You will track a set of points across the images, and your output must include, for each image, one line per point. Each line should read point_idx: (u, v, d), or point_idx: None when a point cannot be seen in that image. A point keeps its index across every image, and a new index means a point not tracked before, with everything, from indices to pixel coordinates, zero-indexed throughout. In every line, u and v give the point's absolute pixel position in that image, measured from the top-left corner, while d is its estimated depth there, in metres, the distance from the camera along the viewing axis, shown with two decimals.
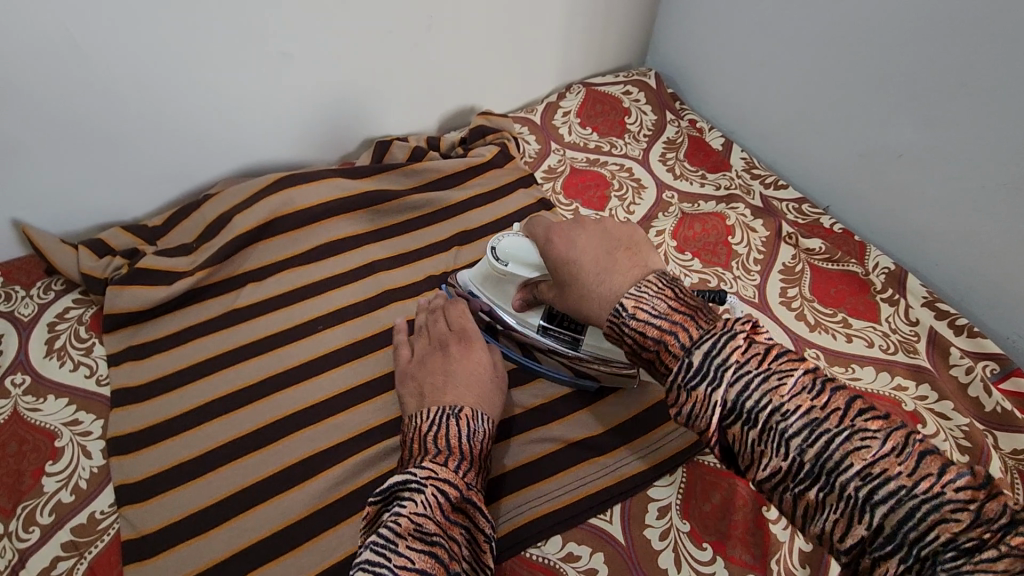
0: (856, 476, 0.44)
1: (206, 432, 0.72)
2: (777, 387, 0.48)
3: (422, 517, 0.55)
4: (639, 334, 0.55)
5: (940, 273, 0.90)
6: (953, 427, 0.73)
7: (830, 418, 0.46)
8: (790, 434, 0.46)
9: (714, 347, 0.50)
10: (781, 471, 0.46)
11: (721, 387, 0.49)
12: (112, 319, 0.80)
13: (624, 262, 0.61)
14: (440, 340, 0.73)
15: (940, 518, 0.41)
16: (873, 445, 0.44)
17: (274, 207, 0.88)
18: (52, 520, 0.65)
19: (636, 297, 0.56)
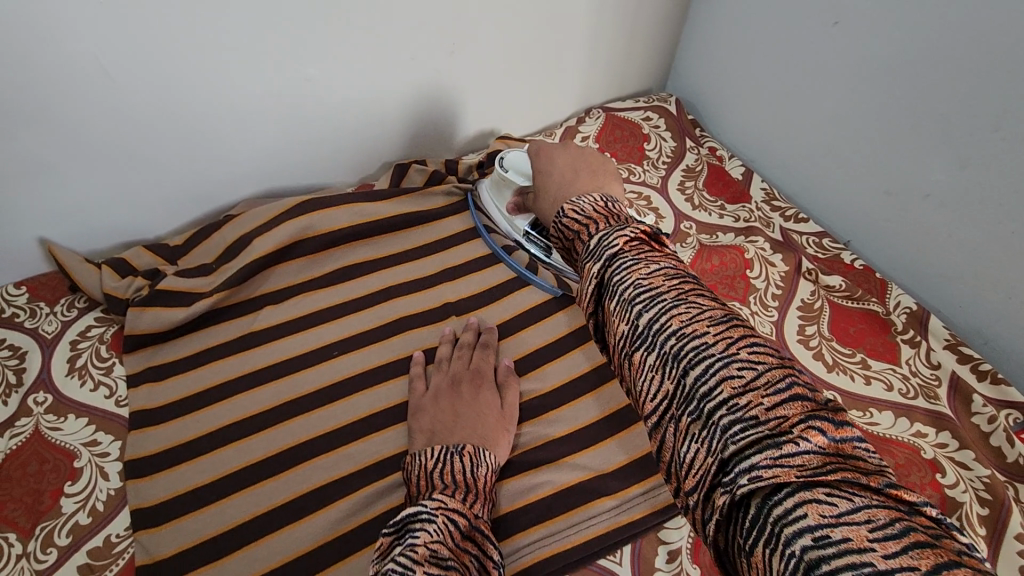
0: (672, 335, 0.46)
1: (221, 458, 0.72)
2: (642, 268, 0.51)
3: (437, 544, 0.52)
4: (566, 229, 0.63)
5: (964, 314, 0.88)
6: (973, 478, 0.72)
7: (669, 292, 0.49)
8: (635, 300, 0.49)
9: (606, 237, 0.55)
10: (623, 334, 0.49)
11: (600, 265, 0.53)
12: (134, 340, 0.81)
13: (585, 178, 0.72)
14: (456, 378, 0.77)
15: (729, 376, 0.43)
16: (695, 313, 0.47)
17: (293, 231, 0.89)
18: (69, 542, 0.66)
19: (573, 204, 0.64)
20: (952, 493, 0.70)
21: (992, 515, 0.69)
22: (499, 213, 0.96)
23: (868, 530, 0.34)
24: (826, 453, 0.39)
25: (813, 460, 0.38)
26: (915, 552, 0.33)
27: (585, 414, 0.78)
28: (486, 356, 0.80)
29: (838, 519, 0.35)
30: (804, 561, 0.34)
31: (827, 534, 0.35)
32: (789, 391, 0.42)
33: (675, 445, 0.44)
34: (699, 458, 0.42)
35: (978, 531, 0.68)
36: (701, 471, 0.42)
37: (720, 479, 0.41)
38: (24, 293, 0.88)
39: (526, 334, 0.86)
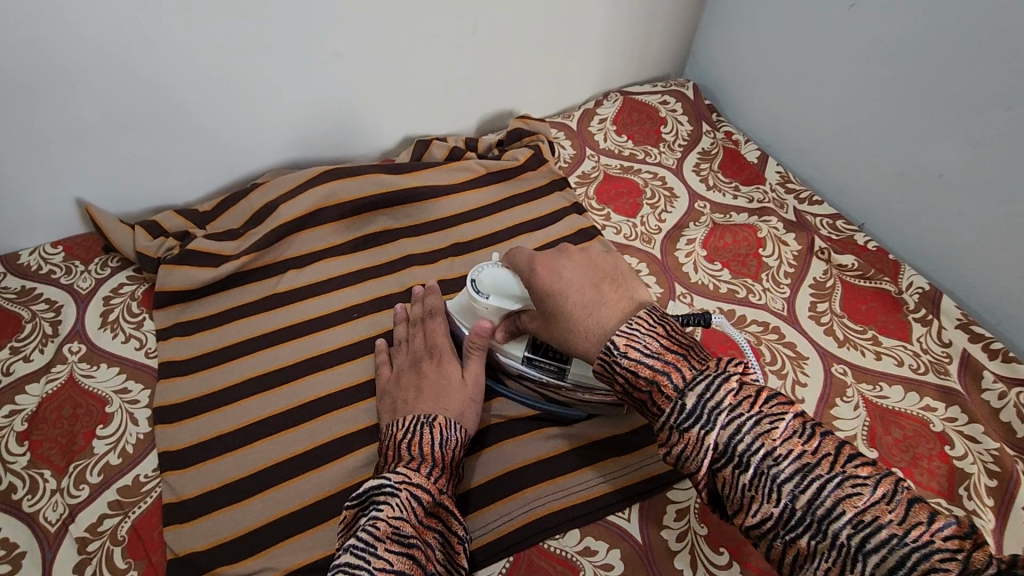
0: (848, 524, 0.45)
1: (245, 408, 0.75)
2: (770, 433, 0.49)
3: (399, 520, 0.56)
4: (630, 376, 0.56)
5: (977, 295, 0.88)
6: (982, 451, 0.72)
7: (821, 464, 0.47)
8: (783, 479, 0.47)
9: (706, 390, 0.52)
10: (772, 517, 0.48)
11: (711, 430, 0.50)
12: (163, 297, 0.84)
13: (610, 293, 0.63)
14: (418, 356, 0.74)
15: (929, 566, 0.42)
16: (865, 492, 0.45)
17: (316, 199, 0.92)
18: (100, 480, 0.69)
19: (627, 334, 0.57)
20: (960, 464, 0.71)
21: (1000, 486, 0.69)
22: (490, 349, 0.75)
23: None
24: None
25: None
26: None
27: None
28: (438, 325, 0.76)
29: None
30: None
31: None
32: (984, 565, 0.42)
33: None
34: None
35: (985, 501, 0.68)
36: None
37: None
38: (60, 252, 0.92)
39: None
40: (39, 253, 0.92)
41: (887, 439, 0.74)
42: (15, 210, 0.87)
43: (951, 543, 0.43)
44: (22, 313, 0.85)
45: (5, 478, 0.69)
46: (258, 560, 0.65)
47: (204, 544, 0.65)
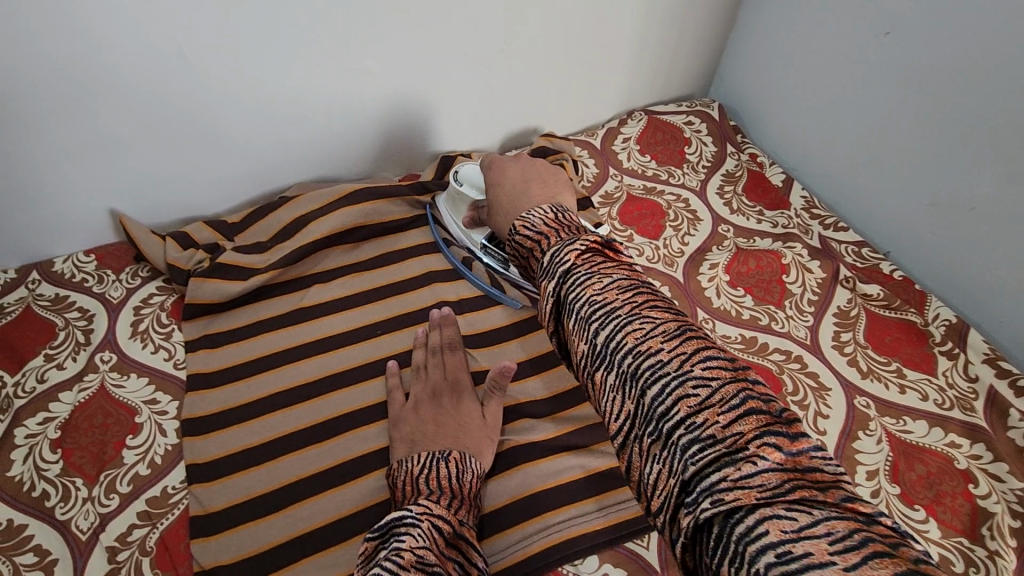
0: (629, 354, 0.47)
1: (271, 423, 0.77)
2: (595, 283, 0.52)
3: (422, 549, 0.53)
4: (519, 246, 0.63)
5: (1004, 330, 0.87)
6: (1006, 490, 0.72)
7: (624, 308, 0.49)
8: (592, 318, 0.50)
9: (561, 252, 0.55)
10: (582, 352, 0.50)
11: (554, 282, 0.54)
12: (193, 309, 0.86)
13: (537, 188, 0.74)
14: (435, 388, 0.76)
15: (685, 395, 0.43)
16: (649, 330, 0.48)
17: (350, 218, 0.94)
18: (129, 490, 0.71)
19: (524, 218, 0.63)
20: (983, 503, 0.71)
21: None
22: (455, 226, 0.93)
23: (825, 542, 0.35)
24: (783, 469, 0.39)
25: (770, 478, 0.39)
26: (874, 563, 0.33)
27: None
28: (457, 360, 0.79)
29: (798, 534, 0.35)
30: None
31: (788, 550, 0.35)
32: (742, 404, 0.42)
33: (639, 463, 0.45)
34: (662, 477, 0.43)
35: (1008, 541, 0.68)
36: (666, 490, 0.43)
37: (683, 506, 0.41)
38: (92, 261, 0.95)
39: None
40: (72, 261, 0.94)
41: (910, 475, 0.73)
42: (52, 218, 0.90)
43: (714, 375, 0.44)
44: (55, 321, 0.87)
45: (39, 485, 0.71)
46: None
47: (229, 557, 0.66)
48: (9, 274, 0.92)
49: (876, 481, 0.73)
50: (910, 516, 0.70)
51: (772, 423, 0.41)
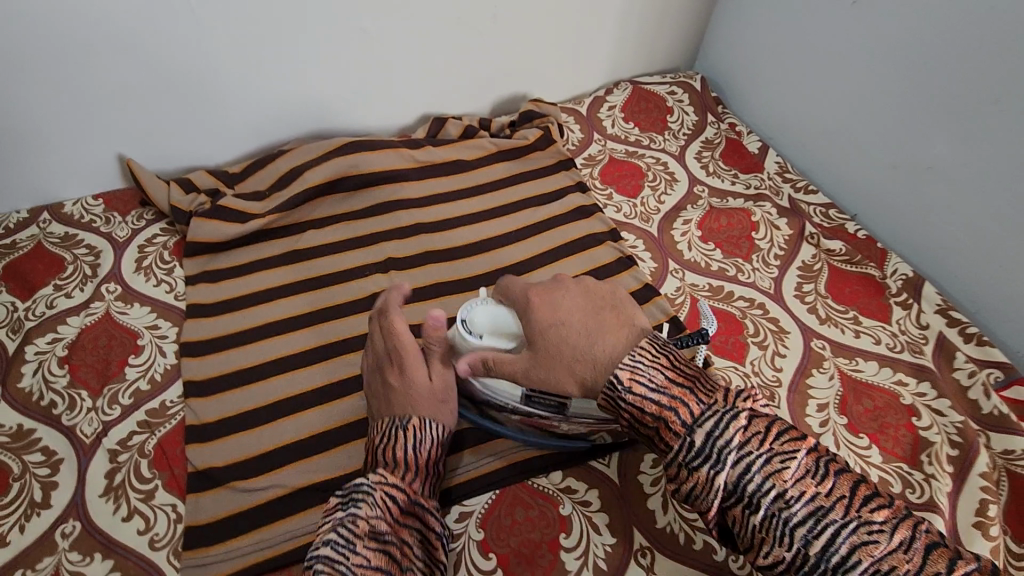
0: (864, 574, 0.41)
1: (262, 348, 0.82)
2: (778, 470, 0.46)
3: (376, 519, 0.55)
4: (635, 409, 0.52)
5: (957, 285, 0.91)
6: (947, 423, 0.76)
7: (836, 508, 0.44)
8: (799, 525, 0.44)
9: (715, 428, 0.48)
10: (785, 561, 0.44)
11: (719, 470, 0.47)
12: (194, 246, 0.92)
13: (611, 319, 0.58)
14: (380, 358, 0.70)
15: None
16: (879, 539, 0.42)
17: (341, 167, 0.99)
18: (130, 402, 0.76)
19: (630, 367, 0.53)
20: (924, 433, 0.76)
21: (960, 455, 0.73)
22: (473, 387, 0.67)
23: None
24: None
25: None
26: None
27: None
28: (397, 324, 0.69)
29: None
30: None
31: None
32: None
33: None
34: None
35: (945, 466, 0.72)
36: None
37: None
38: (100, 204, 1.00)
39: (541, 272, 0.93)
40: (82, 204, 1.00)
41: (857, 408, 0.78)
42: (63, 161, 0.95)
43: None
44: (65, 255, 0.92)
45: (47, 396, 0.76)
46: (267, 478, 0.71)
47: (221, 461, 0.71)
48: (22, 214, 0.97)
49: (825, 413, 0.78)
50: (854, 443, 0.75)
51: None
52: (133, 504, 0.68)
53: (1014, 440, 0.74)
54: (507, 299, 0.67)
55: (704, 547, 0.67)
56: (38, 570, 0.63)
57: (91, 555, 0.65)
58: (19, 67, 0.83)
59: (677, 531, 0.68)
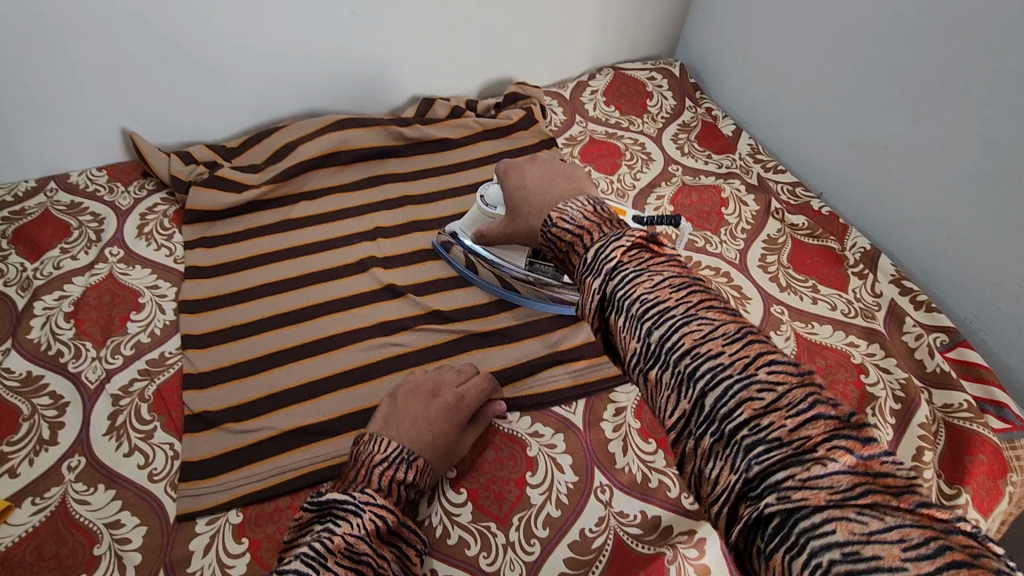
0: (687, 355, 0.41)
1: (255, 307, 0.88)
2: (646, 280, 0.46)
3: (355, 538, 0.56)
4: (557, 241, 0.58)
5: (911, 256, 0.97)
6: (892, 380, 0.82)
7: (679, 307, 0.44)
8: (645, 316, 0.44)
9: (602, 248, 0.50)
10: (635, 352, 0.44)
11: (600, 280, 0.48)
12: (193, 214, 0.97)
13: (563, 186, 0.67)
14: (437, 385, 0.73)
15: (749, 397, 0.38)
16: (707, 328, 0.42)
17: (334, 142, 1.05)
18: (132, 353, 0.82)
19: (560, 211, 0.60)
20: (871, 389, 0.81)
21: (903, 409, 0.79)
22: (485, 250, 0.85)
23: (900, 549, 0.31)
24: (854, 473, 0.34)
25: (842, 481, 0.34)
26: (952, 573, 0.29)
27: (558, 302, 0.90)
28: (483, 381, 0.74)
29: (869, 537, 0.31)
30: (831, 574, 0.31)
31: (856, 551, 0.31)
32: (810, 408, 0.37)
33: (695, 461, 0.40)
34: (723, 476, 0.38)
35: (888, 418, 0.78)
36: (726, 486, 0.38)
37: (746, 504, 0.37)
38: (104, 175, 1.06)
39: None
40: (87, 174, 1.06)
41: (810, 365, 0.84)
42: (69, 133, 1.01)
43: (781, 379, 0.38)
44: (70, 221, 0.98)
45: (54, 346, 0.82)
46: (258, 421, 0.76)
47: (215, 406, 0.77)
48: (30, 183, 1.03)
49: None
50: None
51: (844, 428, 0.37)
52: (134, 442, 0.74)
53: (954, 394, 0.80)
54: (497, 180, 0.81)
55: (658, 485, 0.73)
56: (46, 497, 0.69)
57: (95, 485, 0.70)
58: (24, 41, 0.88)
59: (635, 470, 0.74)
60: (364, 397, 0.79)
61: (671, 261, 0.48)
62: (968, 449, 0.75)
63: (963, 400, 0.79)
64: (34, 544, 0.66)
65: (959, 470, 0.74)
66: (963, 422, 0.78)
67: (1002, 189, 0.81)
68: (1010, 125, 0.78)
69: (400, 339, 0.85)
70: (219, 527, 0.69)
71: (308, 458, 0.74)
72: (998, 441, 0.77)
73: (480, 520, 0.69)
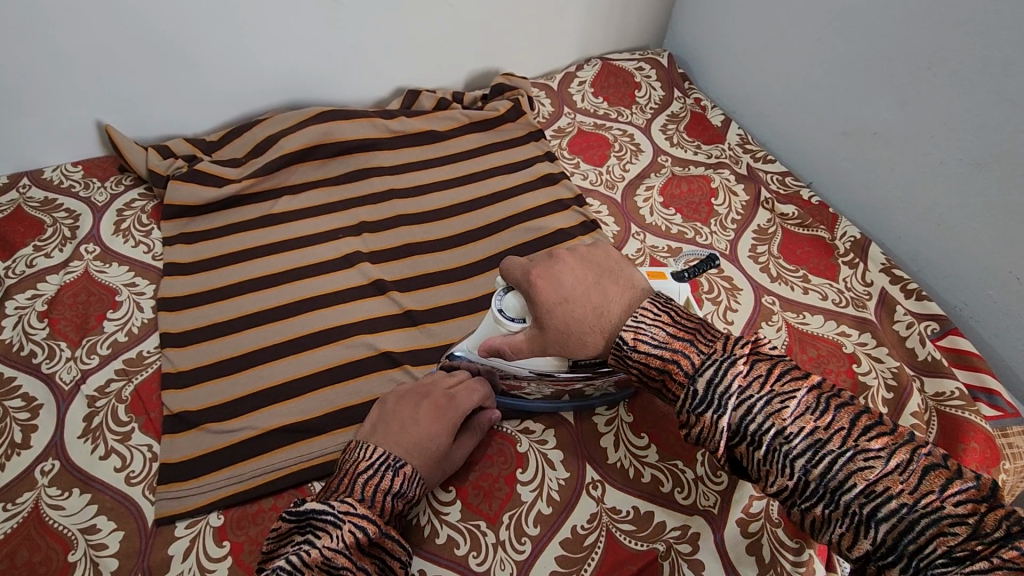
0: (860, 495, 0.45)
1: (237, 304, 0.85)
2: (779, 410, 0.49)
3: (333, 552, 0.53)
4: (646, 367, 0.56)
5: (901, 245, 0.96)
6: (884, 369, 0.82)
7: (833, 439, 0.47)
8: (798, 455, 0.47)
9: (717, 376, 0.51)
10: (788, 488, 0.48)
11: (725, 413, 0.50)
12: (171, 209, 0.95)
13: (614, 291, 0.62)
14: (431, 389, 0.69)
15: (940, 532, 0.42)
16: (877, 465, 0.45)
17: (317, 135, 1.02)
18: (108, 352, 0.80)
19: (634, 328, 0.57)
20: (862, 378, 0.81)
21: (895, 397, 0.79)
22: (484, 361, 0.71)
23: None
24: None
25: None
26: None
27: None
28: (476, 385, 0.71)
29: None
30: None
31: None
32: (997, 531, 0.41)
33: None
34: None
35: (880, 407, 0.78)
36: None
37: None
38: (79, 170, 1.03)
39: (508, 234, 0.97)
40: (61, 170, 1.02)
41: (802, 355, 0.83)
42: (42, 128, 0.98)
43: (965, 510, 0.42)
44: (44, 218, 0.95)
45: (27, 346, 0.79)
46: (240, 421, 0.74)
47: (196, 405, 0.75)
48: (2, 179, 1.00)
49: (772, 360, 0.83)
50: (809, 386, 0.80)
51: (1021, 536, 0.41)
52: (110, 444, 0.72)
53: (945, 383, 0.80)
54: (509, 282, 0.69)
55: (652, 479, 0.71)
56: (19, 503, 0.67)
57: (70, 490, 0.68)
58: None
59: (627, 465, 0.72)
60: (348, 396, 0.77)
61: (789, 368, 0.51)
62: (961, 437, 0.74)
63: (955, 388, 0.79)
64: (6, 551, 0.64)
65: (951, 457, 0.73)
66: (956, 411, 0.77)
67: (993, 177, 0.81)
68: (999, 112, 0.78)
69: (387, 336, 0.83)
70: (199, 531, 0.66)
71: (291, 458, 0.72)
72: (990, 429, 0.76)
73: (469, 519, 0.68)
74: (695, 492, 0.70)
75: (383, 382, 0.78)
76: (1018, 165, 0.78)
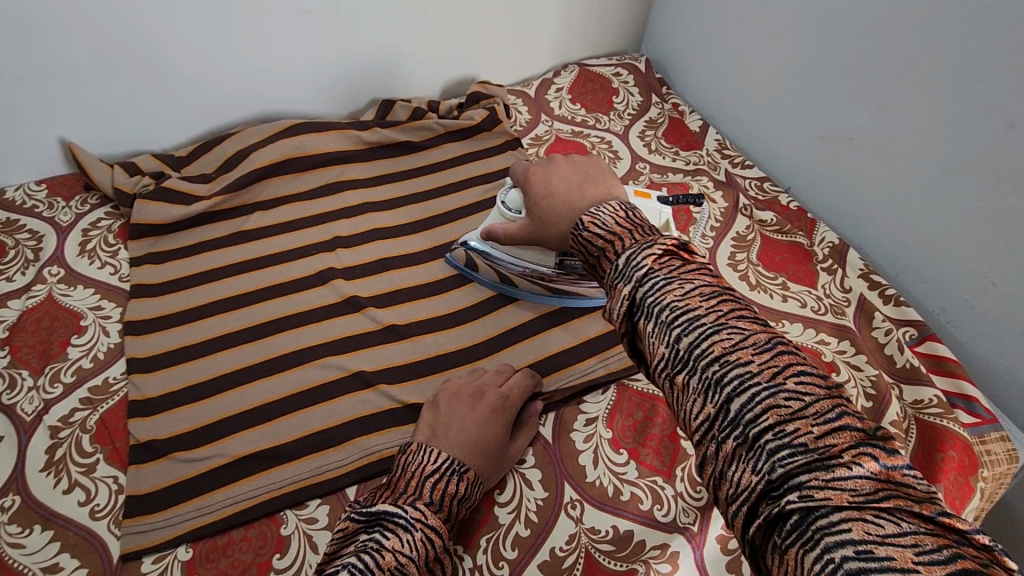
0: (715, 361, 0.44)
1: (207, 326, 0.83)
2: (676, 288, 0.48)
3: (405, 559, 0.53)
4: (588, 245, 0.58)
5: (880, 249, 0.96)
6: (863, 377, 0.81)
7: (708, 316, 0.46)
8: (674, 324, 0.46)
9: (634, 255, 0.51)
10: (663, 357, 0.46)
11: (630, 285, 0.49)
12: (138, 229, 0.92)
13: (591, 189, 0.65)
14: (484, 390, 0.70)
15: (775, 404, 0.41)
16: (737, 338, 0.44)
17: (288, 149, 1.00)
18: (73, 380, 0.77)
19: (592, 215, 0.59)
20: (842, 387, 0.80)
21: (874, 406, 0.78)
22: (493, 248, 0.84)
23: (913, 552, 0.34)
24: (878, 479, 0.37)
25: (864, 485, 0.37)
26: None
27: (526, 310, 0.87)
28: (523, 385, 0.73)
29: (883, 538, 0.34)
30: (842, 568, 0.34)
31: (868, 549, 0.34)
32: (836, 418, 0.40)
33: (718, 464, 0.42)
34: (745, 477, 0.40)
35: None
36: (747, 486, 0.40)
37: (768, 504, 0.39)
38: (43, 189, 1.00)
39: None
40: (24, 189, 0.99)
41: None
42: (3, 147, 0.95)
43: (808, 389, 0.41)
44: (6, 241, 0.92)
45: None
46: (210, 449, 0.72)
47: (164, 434, 0.73)
48: None
49: None
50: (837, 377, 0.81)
51: (869, 439, 0.39)
52: (74, 477, 0.70)
53: (924, 390, 0.80)
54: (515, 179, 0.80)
55: (631, 497, 0.70)
56: None
57: (31, 527, 0.66)
58: None
59: (607, 483, 0.71)
60: (322, 419, 0.75)
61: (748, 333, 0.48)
62: (940, 445, 0.74)
63: (933, 395, 0.79)
64: None
65: (932, 467, 0.73)
66: (934, 419, 0.77)
67: (969, 183, 0.80)
68: (973, 117, 0.78)
69: (362, 354, 0.81)
70: (166, 566, 0.65)
71: (263, 486, 0.70)
72: (970, 437, 0.77)
73: None
74: (675, 509, 0.69)
75: (359, 403, 0.77)
76: (992, 171, 0.78)
